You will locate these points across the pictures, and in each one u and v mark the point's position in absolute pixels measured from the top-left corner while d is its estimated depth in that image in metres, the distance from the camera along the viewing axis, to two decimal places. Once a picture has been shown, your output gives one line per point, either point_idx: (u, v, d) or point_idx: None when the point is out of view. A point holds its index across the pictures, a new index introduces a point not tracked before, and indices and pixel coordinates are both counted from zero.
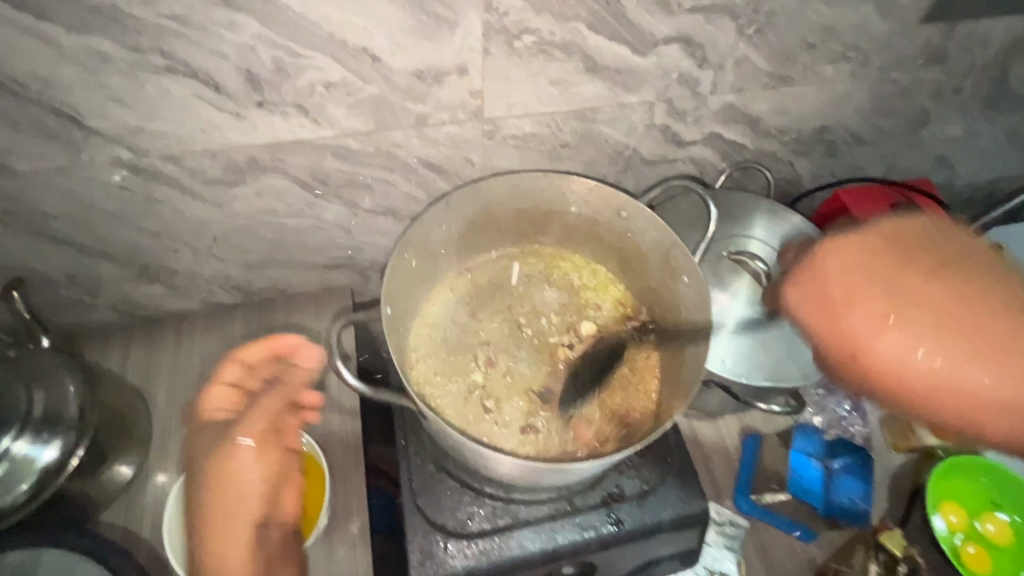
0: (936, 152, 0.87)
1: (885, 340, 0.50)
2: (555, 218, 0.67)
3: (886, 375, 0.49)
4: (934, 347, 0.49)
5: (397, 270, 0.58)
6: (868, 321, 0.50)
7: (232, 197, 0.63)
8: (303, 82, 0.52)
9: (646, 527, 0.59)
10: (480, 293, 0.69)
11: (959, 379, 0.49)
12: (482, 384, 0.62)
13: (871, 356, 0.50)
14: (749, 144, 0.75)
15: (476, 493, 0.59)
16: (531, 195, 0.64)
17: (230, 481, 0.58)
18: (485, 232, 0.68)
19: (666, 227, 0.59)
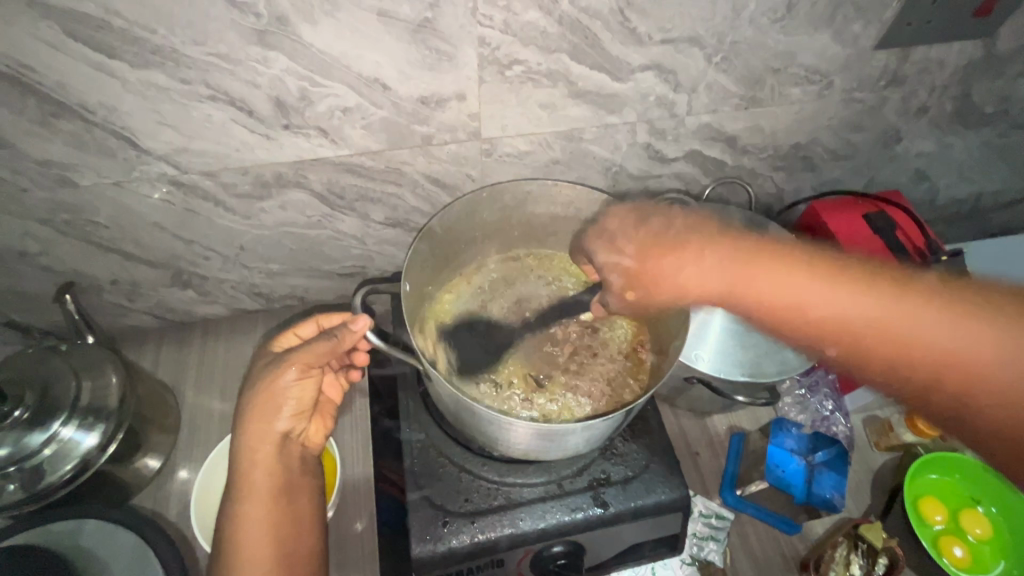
0: (912, 167, 0.92)
1: (725, 276, 0.53)
2: (561, 226, 0.76)
3: (781, 320, 0.51)
4: (796, 277, 0.50)
5: (421, 257, 0.67)
6: (728, 270, 0.53)
7: (260, 209, 0.71)
8: (323, 108, 0.61)
9: (630, 510, 0.63)
10: (493, 288, 0.78)
11: (892, 319, 0.46)
12: (487, 363, 0.70)
13: (732, 304, 0.53)
14: (727, 161, 0.81)
15: (473, 476, 0.64)
16: (538, 203, 0.72)
17: (274, 399, 0.60)
18: (500, 235, 0.77)
19: None
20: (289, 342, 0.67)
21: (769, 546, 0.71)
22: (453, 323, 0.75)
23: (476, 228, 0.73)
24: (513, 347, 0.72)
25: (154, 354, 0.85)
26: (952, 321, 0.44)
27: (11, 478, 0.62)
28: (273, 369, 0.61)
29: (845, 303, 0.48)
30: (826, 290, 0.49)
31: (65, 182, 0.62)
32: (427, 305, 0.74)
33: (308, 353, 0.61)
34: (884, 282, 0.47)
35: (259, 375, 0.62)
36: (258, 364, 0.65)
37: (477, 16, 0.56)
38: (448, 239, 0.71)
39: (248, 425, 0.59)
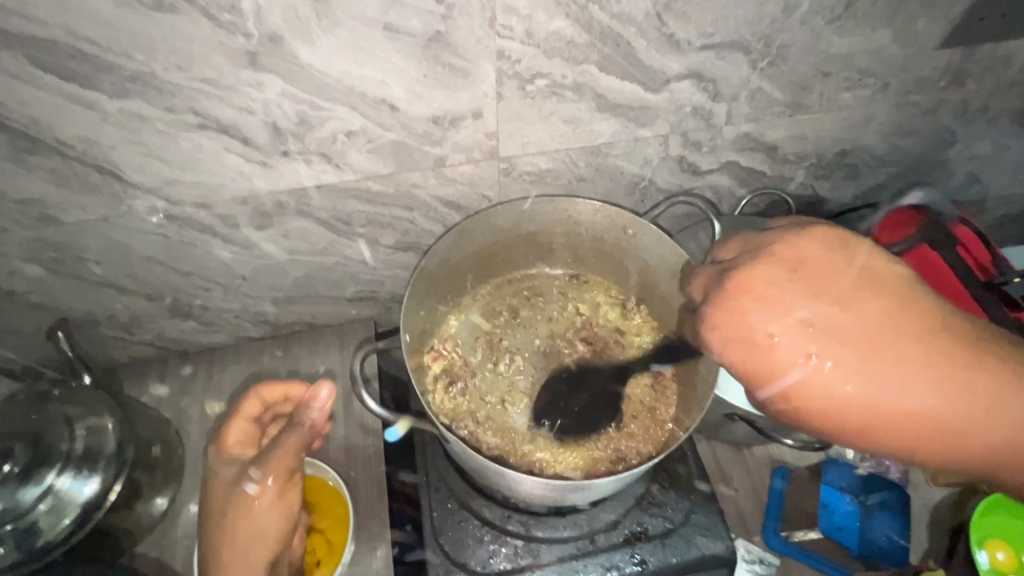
0: (965, 169, 0.85)
1: (849, 380, 0.42)
2: (561, 241, 0.69)
3: (895, 419, 0.42)
4: (923, 372, 0.42)
5: (415, 292, 0.60)
6: (842, 376, 0.42)
7: (260, 239, 0.65)
8: (325, 132, 0.55)
9: (672, 568, 0.57)
10: (497, 313, 0.71)
11: (996, 412, 0.43)
12: (499, 401, 0.64)
13: (866, 408, 0.42)
14: (767, 170, 0.74)
15: (497, 531, 0.59)
16: (537, 220, 0.65)
17: (253, 526, 0.57)
18: (501, 257, 0.70)
19: (675, 246, 0.60)
20: (241, 440, 0.63)
21: None
22: (456, 356, 0.68)
23: (471, 253, 0.66)
24: (525, 380, 0.66)
25: (154, 387, 0.80)
26: (1018, 403, 0.43)
27: (4, 540, 0.57)
28: (244, 489, 0.58)
29: (950, 398, 0.42)
30: (929, 384, 0.42)
31: (47, 220, 0.57)
32: (427, 343, 0.67)
33: (282, 461, 0.59)
34: (965, 355, 0.43)
35: (227, 497, 0.58)
36: (217, 478, 0.61)
37: (495, 26, 0.50)
38: (442, 270, 0.64)
39: (227, 564, 0.56)
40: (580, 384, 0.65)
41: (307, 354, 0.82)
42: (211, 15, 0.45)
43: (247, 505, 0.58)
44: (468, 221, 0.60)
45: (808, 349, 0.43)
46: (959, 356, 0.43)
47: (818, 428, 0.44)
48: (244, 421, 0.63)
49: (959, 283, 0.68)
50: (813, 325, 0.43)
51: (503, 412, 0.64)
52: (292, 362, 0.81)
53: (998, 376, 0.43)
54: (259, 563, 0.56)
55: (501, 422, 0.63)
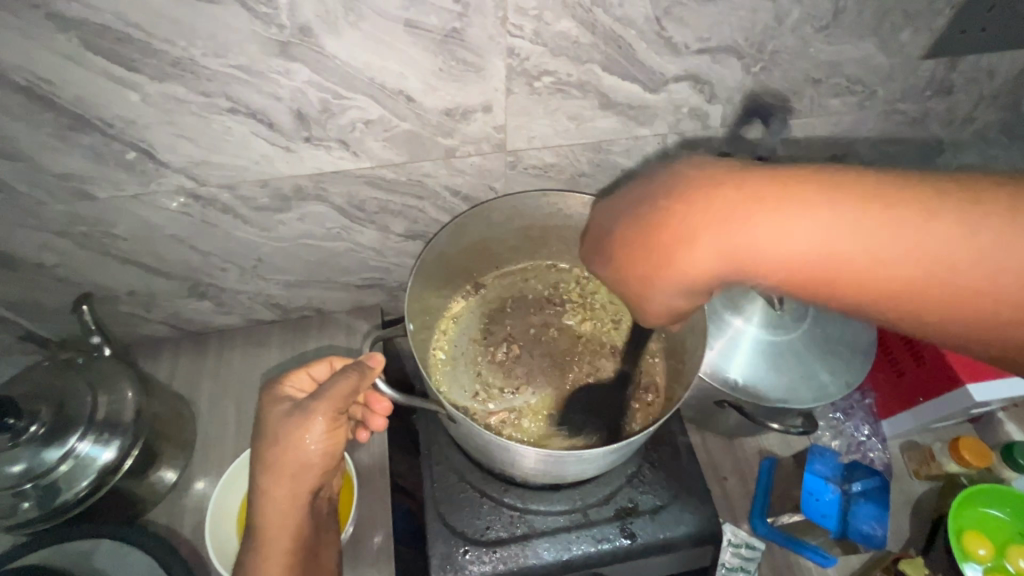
0: None
1: (763, 228, 0.38)
2: (554, 234, 0.72)
3: (849, 282, 0.37)
4: (848, 223, 0.36)
5: (415, 283, 0.63)
6: (750, 228, 0.39)
7: (278, 222, 0.69)
8: (345, 120, 0.59)
9: (659, 542, 0.60)
10: (492, 308, 0.74)
11: (984, 269, 0.33)
12: (499, 388, 0.67)
13: (804, 264, 0.38)
14: None
15: (494, 503, 0.62)
16: (533, 215, 0.68)
17: (300, 457, 0.55)
18: (495, 251, 0.73)
19: None
20: (299, 384, 0.62)
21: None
22: (455, 348, 0.71)
23: (467, 246, 0.69)
24: (522, 368, 0.69)
25: (169, 364, 0.84)
26: (1003, 243, 0.33)
27: (26, 496, 0.61)
28: (296, 421, 0.56)
29: (889, 230, 0.35)
30: (859, 223, 0.36)
31: (82, 195, 0.61)
32: (428, 336, 0.70)
33: (332, 400, 0.56)
34: (893, 193, 0.36)
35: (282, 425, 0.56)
36: (273, 411, 0.58)
37: (507, 25, 0.54)
38: (440, 264, 0.67)
39: (273, 492, 0.55)
40: (574, 372, 0.68)
41: (316, 337, 0.86)
42: (248, 7, 0.49)
43: (299, 440, 0.55)
44: (465, 214, 0.63)
45: (733, 223, 0.39)
46: (904, 202, 0.35)
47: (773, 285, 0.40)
48: (307, 374, 0.63)
49: None
50: (717, 211, 0.40)
51: (506, 397, 0.66)
52: (300, 344, 0.85)
53: (921, 215, 0.35)
54: (304, 492, 0.56)
55: (503, 407, 0.66)
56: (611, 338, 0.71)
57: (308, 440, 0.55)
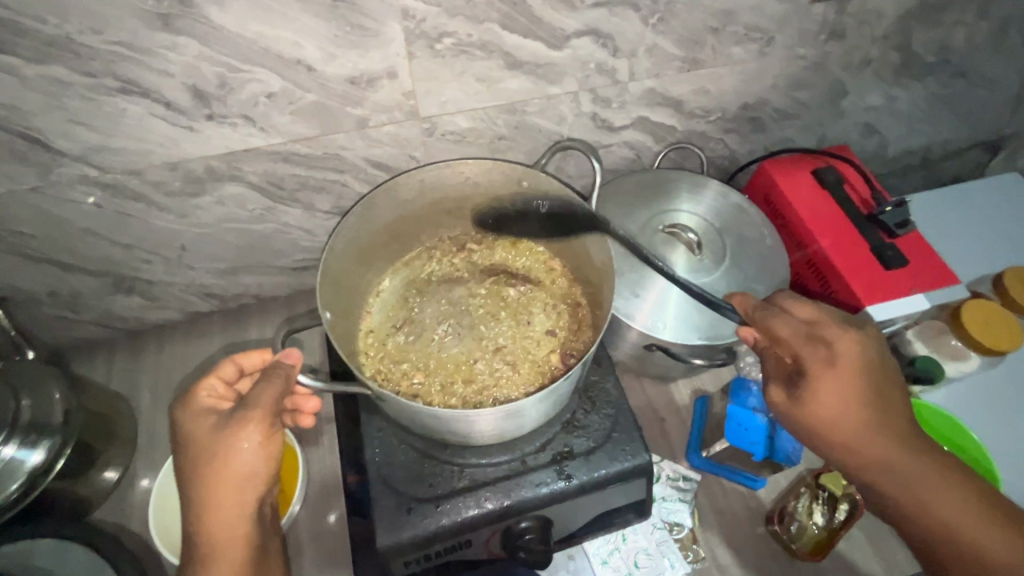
0: (860, 120, 0.95)
1: (846, 418, 0.56)
2: (466, 204, 0.71)
3: (863, 457, 0.57)
4: (863, 433, 0.56)
5: (329, 269, 0.60)
6: (850, 409, 0.56)
7: (196, 206, 0.68)
8: (246, 94, 0.58)
9: (595, 480, 0.62)
10: (415, 285, 0.72)
11: (894, 467, 0.56)
12: (428, 363, 0.65)
13: (856, 444, 0.57)
14: (678, 125, 0.82)
15: (436, 461, 0.64)
16: (440, 188, 0.67)
17: (240, 466, 0.55)
18: (410, 228, 0.72)
19: (561, 185, 0.61)
20: (217, 392, 0.60)
21: (737, 502, 0.73)
22: (382, 330, 0.68)
23: (377, 229, 0.67)
24: (452, 338, 0.66)
25: (104, 365, 0.82)
26: (911, 461, 0.56)
27: None
28: (228, 434, 0.55)
29: (880, 447, 0.57)
30: (866, 429, 0.56)
31: None
32: (352, 325, 0.67)
33: (261, 407, 0.56)
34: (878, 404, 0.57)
35: (213, 438, 0.55)
36: (198, 427, 0.57)
37: None
38: (350, 251, 0.65)
39: (221, 507, 0.55)
40: (504, 334, 0.67)
41: (255, 325, 0.85)
42: None
43: (232, 452, 0.54)
44: (373, 192, 0.61)
45: (838, 406, 0.56)
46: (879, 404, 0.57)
47: (859, 466, 0.58)
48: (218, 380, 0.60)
49: (845, 216, 0.76)
50: (860, 383, 0.57)
51: (440, 370, 0.64)
52: (240, 332, 0.84)
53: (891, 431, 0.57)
54: (253, 501, 0.56)
55: (437, 382, 0.63)
56: (535, 296, 0.70)
57: (241, 452, 0.54)
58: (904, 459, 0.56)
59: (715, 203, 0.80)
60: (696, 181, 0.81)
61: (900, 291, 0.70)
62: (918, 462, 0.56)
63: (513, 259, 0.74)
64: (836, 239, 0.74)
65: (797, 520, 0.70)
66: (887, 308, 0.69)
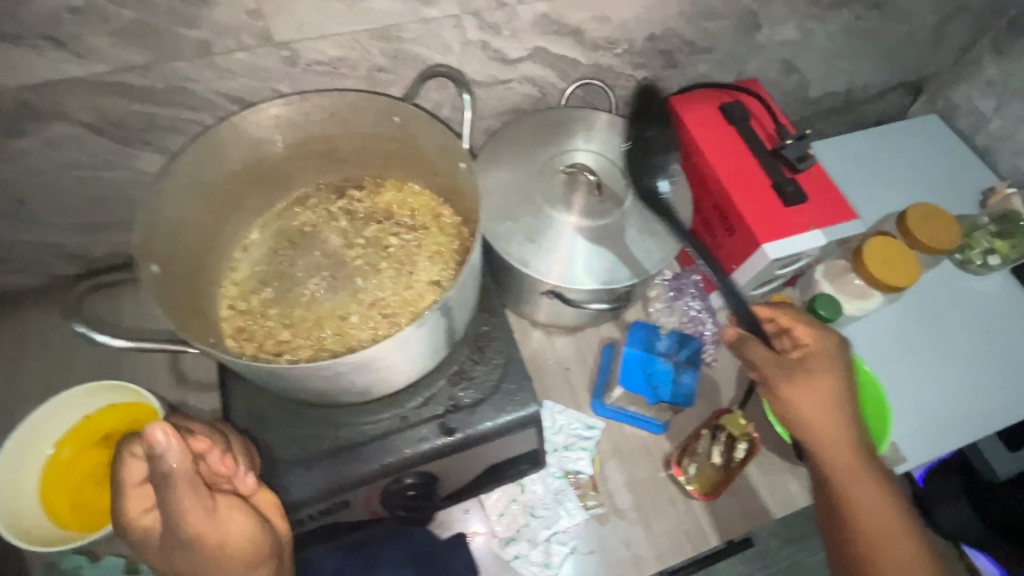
0: (775, 56, 0.92)
1: (815, 410, 0.62)
2: (338, 145, 0.64)
3: (827, 449, 0.61)
4: (833, 433, 0.61)
5: (163, 218, 0.53)
6: (820, 404, 0.62)
7: (22, 150, 0.60)
8: (43, 9, 0.49)
9: (481, 433, 0.60)
10: (286, 237, 0.66)
11: (852, 480, 0.60)
12: (297, 318, 0.60)
13: (816, 432, 0.62)
14: (581, 59, 0.77)
15: (309, 421, 0.59)
16: (303, 127, 0.60)
17: (234, 567, 0.49)
18: (278, 173, 0.65)
19: (433, 120, 0.57)
20: (139, 503, 0.48)
21: (637, 446, 0.73)
22: (247, 284, 0.62)
23: (230, 173, 0.60)
24: (326, 292, 0.61)
25: None
26: (861, 486, 0.60)
27: None
28: (149, 535, 0.48)
29: (844, 456, 0.61)
30: (835, 430, 0.61)
31: None
32: (208, 281, 0.61)
33: (190, 517, 0.46)
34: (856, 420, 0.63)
35: (166, 551, 0.48)
36: (150, 550, 0.49)
37: None
38: (197, 198, 0.58)
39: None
40: (383, 286, 0.62)
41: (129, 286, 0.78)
42: None
43: (199, 563, 0.48)
44: (213, 131, 0.54)
45: (813, 398, 0.62)
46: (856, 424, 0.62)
47: (818, 453, 0.62)
48: (138, 484, 0.47)
49: (747, 152, 0.73)
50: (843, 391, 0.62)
51: (309, 325, 0.59)
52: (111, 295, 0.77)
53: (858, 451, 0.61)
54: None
55: (306, 339, 0.58)
56: (421, 243, 0.65)
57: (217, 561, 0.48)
58: (864, 478, 0.60)
59: (612, 141, 0.76)
60: (594, 119, 0.77)
61: (798, 228, 0.68)
62: (871, 494, 0.60)
63: (399, 205, 0.68)
64: (737, 177, 0.71)
65: (695, 460, 0.70)
66: (783, 245, 0.67)
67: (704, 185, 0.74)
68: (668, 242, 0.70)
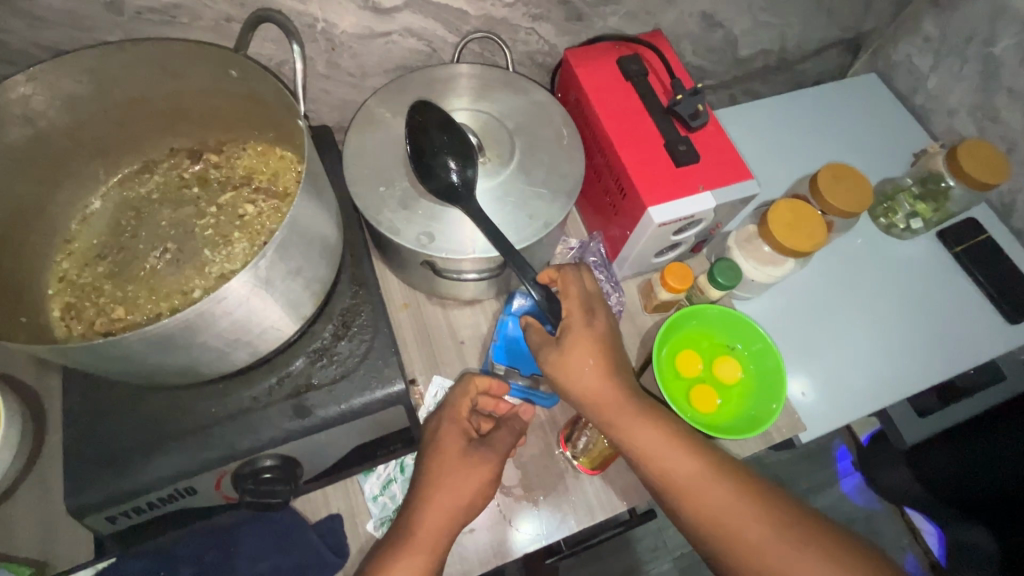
0: (692, 8, 0.87)
1: (606, 389, 0.61)
2: (176, 103, 0.59)
3: (613, 428, 0.61)
4: (616, 408, 0.61)
5: None
6: (591, 382, 0.61)
7: None
8: None
9: (342, 413, 0.55)
10: (130, 205, 0.61)
11: (654, 457, 0.59)
12: (133, 293, 0.55)
13: (608, 412, 0.61)
14: (470, 10, 0.71)
15: (151, 402, 0.55)
16: (125, 81, 0.54)
17: (465, 484, 0.57)
18: (114, 134, 0.60)
19: (263, 68, 0.50)
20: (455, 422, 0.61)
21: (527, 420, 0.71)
22: (84, 258, 0.58)
23: (48, 138, 0.55)
24: (167, 266, 0.56)
25: None
26: (674, 459, 0.59)
27: None
28: (463, 455, 0.59)
29: (650, 431, 0.60)
30: (615, 406, 0.61)
31: None
32: (39, 254, 0.57)
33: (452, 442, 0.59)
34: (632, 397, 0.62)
35: (448, 465, 0.58)
36: (442, 461, 0.58)
37: None
38: (6, 166, 0.53)
39: (439, 483, 0.57)
40: (231, 257, 0.57)
41: None
42: None
43: (451, 469, 0.58)
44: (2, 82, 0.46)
45: (592, 376, 0.61)
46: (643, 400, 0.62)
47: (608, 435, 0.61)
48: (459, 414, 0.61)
49: (642, 110, 0.68)
50: (607, 364, 0.62)
51: (145, 301, 0.55)
52: None
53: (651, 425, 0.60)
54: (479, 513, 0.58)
55: (140, 316, 0.54)
56: (280, 210, 0.60)
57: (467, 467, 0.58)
58: (668, 450, 0.59)
59: (498, 99, 0.71)
60: (482, 76, 0.72)
61: (687, 190, 0.64)
62: (679, 467, 0.59)
63: (259, 169, 0.62)
64: (629, 136, 0.67)
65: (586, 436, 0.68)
66: (669, 208, 0.63)
67: (598, 146, 0.69)
68: (554, 205, 0.65)
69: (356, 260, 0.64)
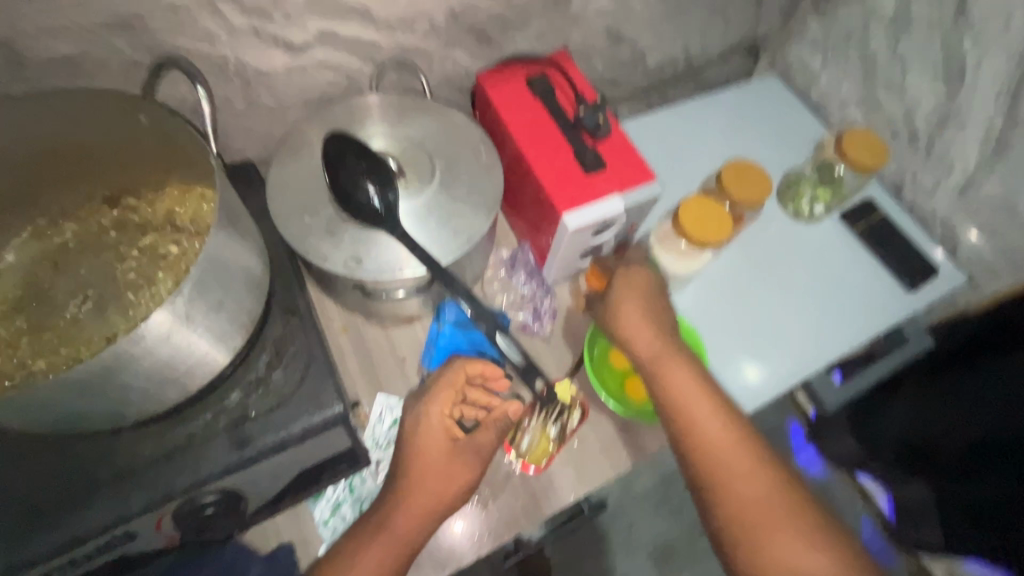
0: (597, 26, 0.93)
1: (665, 363, 0.67)
2: (84, 152, 0.59)
3: (677, 400, 0.66)
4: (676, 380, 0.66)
5: None
6: (664, 354, 0.67)
7: None
8: None
9: (278, 443, 0.56)
10: (48, 255, 0.61)
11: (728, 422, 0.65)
12: (51, 343, 0.55)
13: (671, 383, 0.66)
14: (382, 41, 0.74)
15: (80, 451, 0.55)
16: (27, 134, 0.54)
17: (431, 481, 0.62)
18: (23, 186, 0.60)
19: (168, 111, 0.51)
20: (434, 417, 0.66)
21: None
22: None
23: None
24: (88, 313, 0.57)
25: None
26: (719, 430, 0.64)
27: None
28: (437, 451, 0.63)
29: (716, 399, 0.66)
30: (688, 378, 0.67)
31: None
32: None
33: (433, 436, 0.64)
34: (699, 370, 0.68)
35: (421, 459, 0.63)
36: (420, 456, 0.63)
37: None
38: None
39: (409, 484, 0.61)
40: (152, 299, 0.57)
41: None
42: None
43: (419, 466, 0.63)
44: None
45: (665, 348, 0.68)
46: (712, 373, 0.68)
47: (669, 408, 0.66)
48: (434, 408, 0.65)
49: (552, 124, 0.73)
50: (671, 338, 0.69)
51: (64, 349, 0.55)
52: None
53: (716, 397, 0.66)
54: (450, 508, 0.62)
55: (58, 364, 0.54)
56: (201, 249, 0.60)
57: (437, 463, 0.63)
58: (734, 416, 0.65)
59: (414, 124, 0.74)
60: (397, 101, 0.75)
61: (598, 195, 0.69)
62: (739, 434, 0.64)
63: (178, 209, 0.61)
64: (540, 150, 0.71)
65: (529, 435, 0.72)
66: (583, 214, 0.68)
67: (515, 160, 0.74)
68: (475, 219, 0.68)
69: (287, 288, 0.65)
